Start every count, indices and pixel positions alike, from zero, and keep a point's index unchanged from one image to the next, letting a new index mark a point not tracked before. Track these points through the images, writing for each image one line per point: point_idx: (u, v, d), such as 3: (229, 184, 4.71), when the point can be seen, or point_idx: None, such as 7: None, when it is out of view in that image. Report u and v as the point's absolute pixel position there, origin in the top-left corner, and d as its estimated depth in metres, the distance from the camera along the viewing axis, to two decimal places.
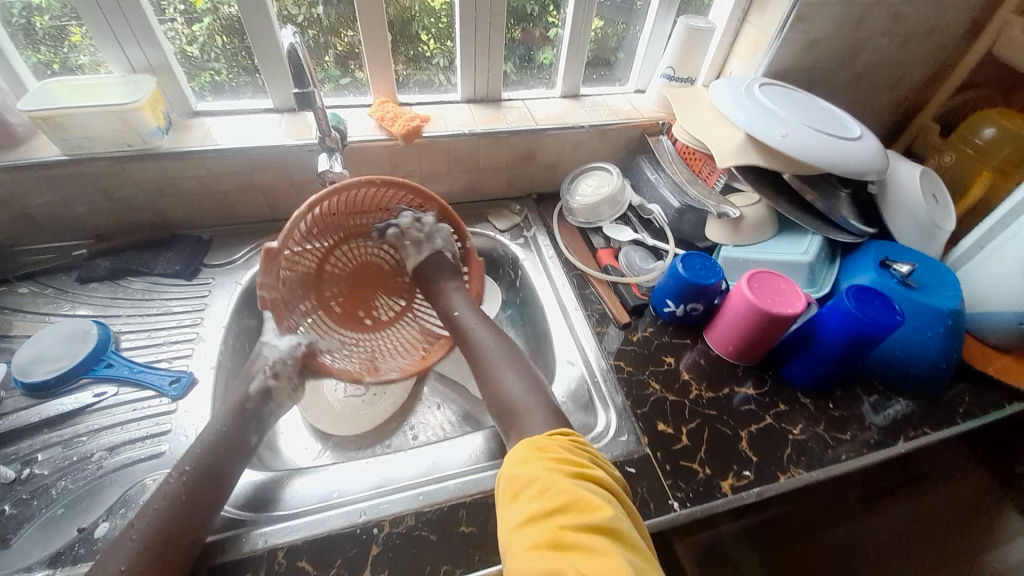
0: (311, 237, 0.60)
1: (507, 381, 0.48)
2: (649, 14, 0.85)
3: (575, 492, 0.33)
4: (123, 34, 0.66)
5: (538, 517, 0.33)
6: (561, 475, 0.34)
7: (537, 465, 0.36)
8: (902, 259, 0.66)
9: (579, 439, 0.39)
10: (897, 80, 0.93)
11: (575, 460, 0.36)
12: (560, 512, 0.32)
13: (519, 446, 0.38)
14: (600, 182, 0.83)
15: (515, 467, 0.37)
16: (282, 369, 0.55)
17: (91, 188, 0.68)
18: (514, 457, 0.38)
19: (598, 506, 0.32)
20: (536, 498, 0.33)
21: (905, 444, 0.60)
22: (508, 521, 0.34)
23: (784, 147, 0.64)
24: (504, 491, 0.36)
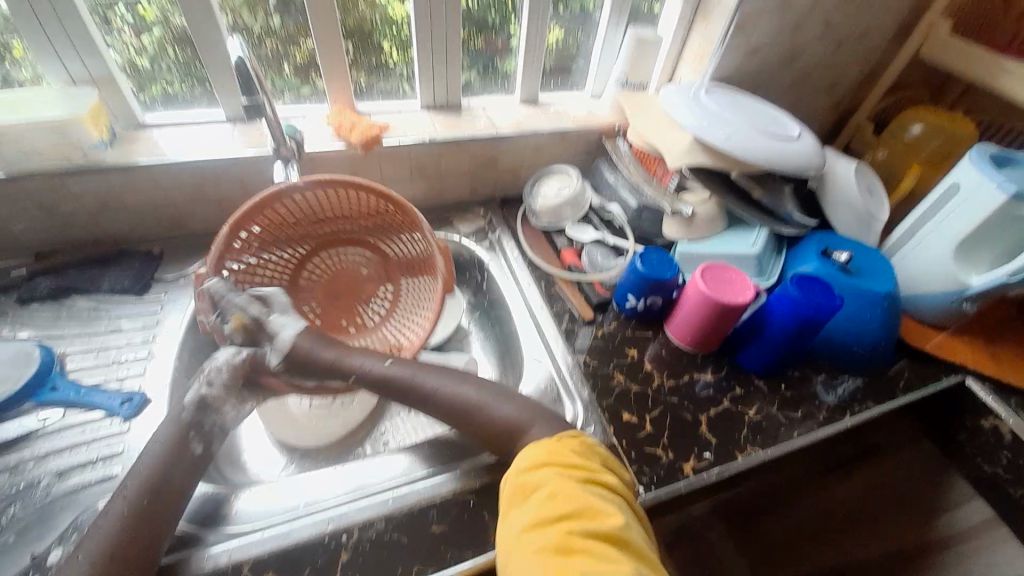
0: (273, 248, 0.65)
1: (494, 409, 0.51)
2: (601, 24, 0.88)
3: (585, 498, 0.36)
4: (61, 45, 0.63)
5: (549, 520, 0.35)
6: (571, 482, 0.37)
7: (544, 470, 0.39)
8: (841, 247, 0.70)
9: (588, 443, 0.42)
10: (832, 82, 0.99)
11: (582, 467, 0.39)
12: (570, 514, 0.35)
13: (532, 451, 0.41)
14: (561, 184, 0.86)
15: (527, 474, 0.40)
16: (217, 378, 0.52)
17: (30, 204, 0.65)
18: (524, 463, 0.41)
19: (605, 512, 0.35)
20: (546, 502, 0.36)
21: (852, 419, 0.64)
22: (518, 523, 0.37)
23: (728, 146, 0.68)
24: (515, 493, 0.39)
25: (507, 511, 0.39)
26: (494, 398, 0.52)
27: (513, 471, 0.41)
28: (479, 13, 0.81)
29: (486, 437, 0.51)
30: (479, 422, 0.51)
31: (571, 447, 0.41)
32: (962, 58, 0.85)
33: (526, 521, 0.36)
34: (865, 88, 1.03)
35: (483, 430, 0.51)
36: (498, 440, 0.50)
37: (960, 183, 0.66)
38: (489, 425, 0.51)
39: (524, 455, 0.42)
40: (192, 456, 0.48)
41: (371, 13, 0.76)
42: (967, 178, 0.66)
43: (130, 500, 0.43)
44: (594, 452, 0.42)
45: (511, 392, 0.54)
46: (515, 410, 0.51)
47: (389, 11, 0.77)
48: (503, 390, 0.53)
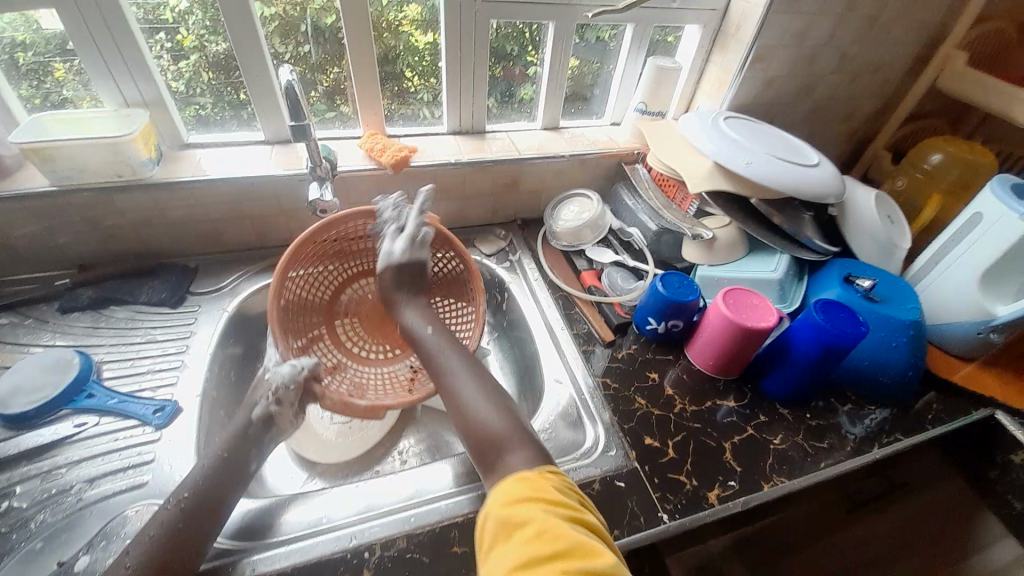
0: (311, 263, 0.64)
1: (481, 415, 0.46)
2: (621, 54, 0.92)
3: (573, 534, 0.33)
4: (117, 70, 0.68)
5: (534, 560, 0.33)
6: (557, 517, 0.35)
7: (531, 507, 0.36)
8: (864, 274, 0.70)
9: (569, 479, 0.40)
10: (849, 113, 1.01)
11: (568, 502, 0.37)
12: (558, 553, 0.32)
13: (514, 484, 0.38)
14: (581, 207, 0.87)
15: (507, 507, 0.37)
16: (284, 396, 0.52)
17: (78, 218, 0.68)
18: (504, 496, 0.38)
19: (595, 550, 0.33)
20: (534, 540, 0.33)
21: (881, 450, 0.63)
22: (501, 564, 0.34)
23: (749, 173, 0.69)
24: (496, 531, 0.36)
25: (485, 550, 0.36)
26: (484, 403, 0.47)
27: (492, 504, 0.38)
28: (502, 44, 0.85)
29: (469, 442, 0.46)
30: (463, 422, 0.47)
31: (553, 480, 0.39)
32: (981, 90, 0.86)
33: (510, 563, 0.33)
34: (882, 119, 1.05)
35: (467, 434, 0.46)
36: (478, 446, 0.45)
37: (982, 212, 0.67)
38: (473, 427, 0.46)
39: (503, 487, 0.39)
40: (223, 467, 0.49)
41: (398, 42, 0.80)
42: (989, 206, 0.66)
43: (165, 506, 0.44)
44: (574, 487, 0.40)
45: (496, 388, 0.49)
46: (504, 421, 0.45)
47: (413, 41, 0.80)
48: (500, 395, 0.49)
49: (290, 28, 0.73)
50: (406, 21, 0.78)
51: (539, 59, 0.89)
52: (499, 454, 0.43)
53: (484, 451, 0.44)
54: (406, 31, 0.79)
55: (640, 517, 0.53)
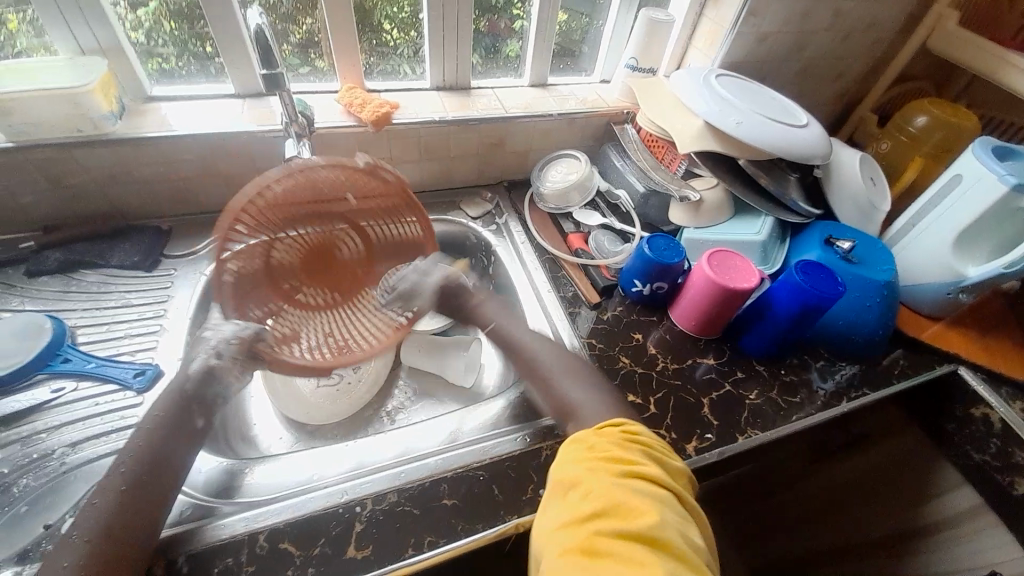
0: (261, 229, 0.58)
1: (564, 390, 0.54)
2: (612, 6, 0.88)
3: (614, 496, 0.36)
4: (72, 16, 0.62)
5: (575, 519, 0.36)
6: (603, 479, 0.37)
7: (582, 467, 0.39)
8: (844, 236, 0.71)
9: (631, 434, 0.42)
10: (840, 72, 1.00)
11: (619, 461, 0.39)
12: (598, 514, 0.35)
13: (570, 447, 0.42)
14: (569, 168, 0.86)
15: (563, 468, 0.40)
16: (249, 355, 0.54)
17: (38, 178, 0.65)
18: (564, 458, 0.41)
19: (636, 510, 0.35)
20: (581, 501, 0.37)
21: (849, 404, 0.66)
22: (551, 521, 0.38)
23: (738, 133, 0.68)
24: (553, 487, 0.40)
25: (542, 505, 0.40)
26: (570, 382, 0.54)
27: (557, 461, 0.42)
28: None
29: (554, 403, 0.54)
30: (551, 393, 0.55)
31: (611, 439, 0.42)
32: (973, 50, 0.85)
33: (558, 520, 0.37)
34: (871, 80, 1.04)
35: (552, 398, 0.54)
36: (559, 411, 0.53)
37: (963, 174, 0.68)
38: (556, 398, 0.54)
39: (566, 448, 0.43)
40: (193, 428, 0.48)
41: None
42: (970, 168, 0.67)
43: (143, 472, 0.44)
44: (636, 443, 0.41)
45: (582, 371, 0.56)
46: (584, 395, 0.52)
47: None
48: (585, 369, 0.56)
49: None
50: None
51: (527, 12, 0.85)
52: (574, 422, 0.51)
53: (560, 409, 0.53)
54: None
55: None
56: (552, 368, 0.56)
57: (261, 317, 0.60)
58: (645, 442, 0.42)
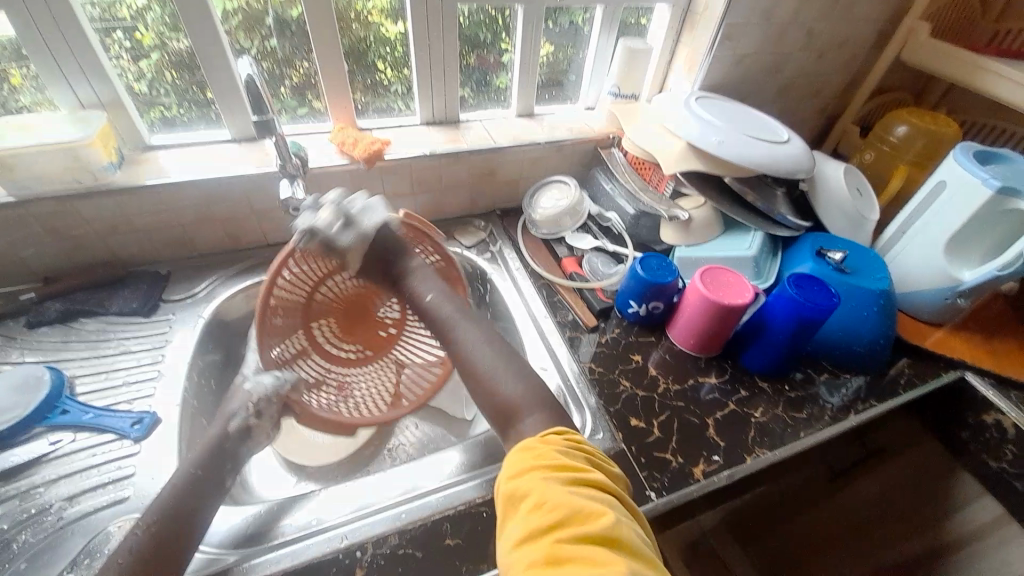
0: (308, 263, 0.59)
1: (499, 383, 0.46)
2: (593, 37, 0.91)
3: (571, 504, 0.33)
4: (73, 72, 0.65)
5: (532, 535, 0.33)
6: (555, 486, 0.34)
7: (531, 477, 0.36)
8: (835, 247, 0.72)
9: (572, 440, 0.40)
10: (818, 88, 1.02)
11: (570, 468, 0.36)
12: (557, 522, 0.32)
13: (514, 455, 0.38)
14: (560, 194, 0.88)
15: (510, 480, 0.37)
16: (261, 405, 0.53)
17: (38, 229, 0.66)
18: (510, 469, 0.38)
19: (595, 513, 0.33)
20: (533, 512, 0.33)
21: (856, 417, 0.65)
22: (507, 538, 0.34)
23: (722, 153, 0.70)
24: (505, 504, 0.36)
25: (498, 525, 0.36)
26: (502, 370, 0.47)
27: (501, 475, 0.38)
28: (474, 31, 0.83)
29: (488, 408, 0.47)
30: (484, 390, 0.47)
31: (555, 446, 0.38)
32: (945, 61, 0.88)
33: (513, 538, 0.34)
34: (850, 93, 1.07)
35: (486, 399, 0.47)
36: (497, 410, 0.46)
37: (947, 181, 0.69)
38: (491, 395, 0.46)
39: (508, 458, 0.39)
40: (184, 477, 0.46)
41: (367, 33, 0.78)
42: (953, 174, 0.68)
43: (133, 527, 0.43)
44: (580, 448, 0.39)
45: (517, 360, 0.49)
46: (522, 389, 0.46)
47: (383, 32, 0.78)
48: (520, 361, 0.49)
49: (252, 21, 0.71)
50: (375, 11, 0.76)
51: (513, 45, 0.88)
52: (517, 420, 0.44)
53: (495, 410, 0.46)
54: (375, 21, 0.77)
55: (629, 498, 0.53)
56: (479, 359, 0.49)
57: (277, 355, 0.59)
58: (586, 447, 0.40)
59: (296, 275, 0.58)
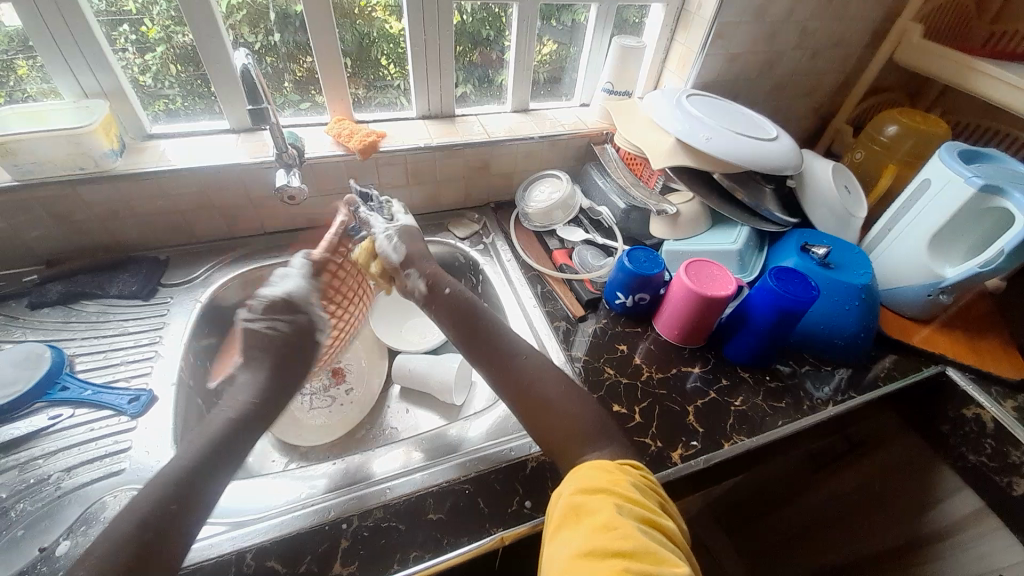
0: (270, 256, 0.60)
1: (564, 411, 0.49)
2: (588, 33, 0.92)
3: (643, 539, 0.35)
4: (77, 65, 0.67)
5: (594, 554, 0.35)
6: (630, 518, 0.37)
7: (605, 501, 0.38)
8: (819, 242, 0.73)
9: (649, 480, 0.42)
10: (812, 87, 1.04)
11: (645, 506, 0.39)
12: (627, 552, 0.34)
13: (588, 474, 0.41)
14: (553, 188, 0.89)
15: (581, 494, 0.40)
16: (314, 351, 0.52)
17: (40, 213, 0.68)
18: (581, 483, 0.41)
19: (666, 558, 0.35)
20: (603, 535, 0.36)
21: (835, 408, 0.66)
22: (567, 549, 0.37)
23: (710, 148, 0.71)
24: (568, 515, 0.39)
25: (553, 531, 0.39)
26: (564, 397, 0.50)
27: (569, 487, 0.41)
28: (475, 28, 0.85)
29: (544, 440, 0.48)
30: (546, 416, 0.49)
31: (631, 478, 0.41)
32: (936, 62, 0.89)
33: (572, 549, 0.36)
34: (843, 93, 1.08)
35: (545, 431, 0.48)
36: (558, 440, 0.48)
37: (930, 178, 0.70)
38: (555, 423, 0.48)
39: (581, 472, 0.42)
40: None
41: (371, 28, 0.79)
42: (937, 172, 0.69)
43: None
44: (654, 491, 0.42)
45: (578, 390, 0.51)
46: (581, 413, 0.49)
47: (388, 27, 0.80)
48: (575, 390, 0.51)
49: (256, 15, 0.72)
50: (379, 7, 0.77)
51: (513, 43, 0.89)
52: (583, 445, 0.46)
53: (560, 436, 0.47)
54: (380, 17, 0.78)
55: None
56: (535, 383, 0.51)
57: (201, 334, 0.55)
58: (659, 492, 0.42)
59: None
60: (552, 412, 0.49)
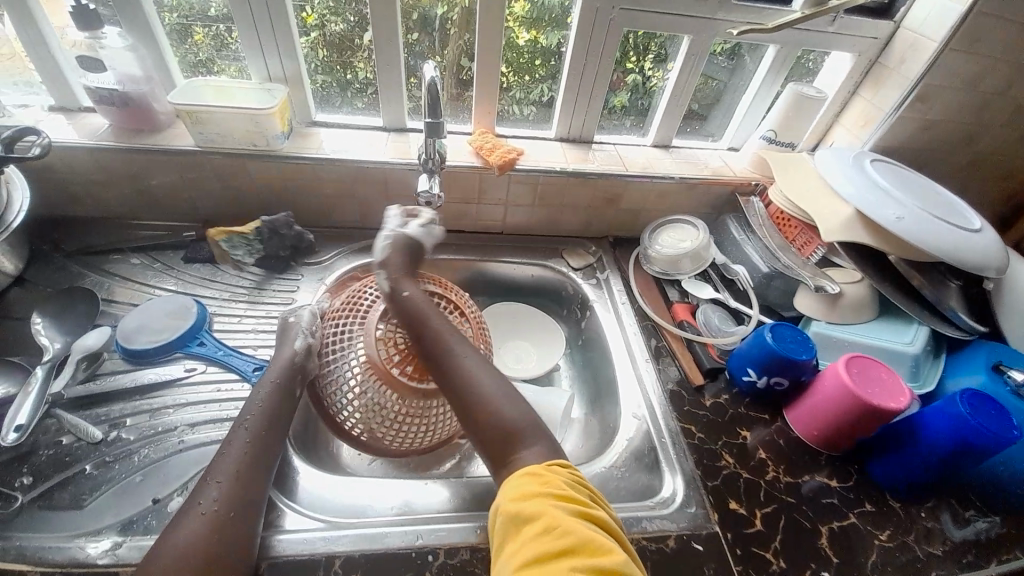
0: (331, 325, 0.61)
1: (501, 408, 0.49)
2: (757, 74, 0.84)
3: (584, 533, 0.36)
4: (268, 46, 0.72)
5: (541, 560, 0.36)
6: (565, 514, 0.38)
7: (539, 501, 0.39)
8: (1017, 365, 0.60)
9: (576, 472, 0.43)
10: (1016, 171, 0.87)
11: (574, 499, 0.39)
12: (569, 550, 0.35)
13: (517, 480, 0.42)
14: (682, 236, 0.82)
15: (515, 502, 0.40)
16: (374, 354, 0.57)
17: (209, 177, 0.74)
18: (512, 492, 0.41)
19: (606, 549, 0.36)
20: (545, 537, 0.36)
21: (1000, 568, 0.53)
22: (514, 559, 0.37)
23: (898, 229, 0.61)
24: (509, 525, 0.39)
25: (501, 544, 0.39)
26: (500, 393, 0.50)
27: (507, 492, 0.41)
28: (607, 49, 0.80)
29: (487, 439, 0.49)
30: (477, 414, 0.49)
31: (559, 476, 0.42)
32: None
33: (519, 560, 0.36)
34: None
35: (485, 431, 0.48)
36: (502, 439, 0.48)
37: None
38: (479, 417, 0.49)
39: (513, 479, 0.42)
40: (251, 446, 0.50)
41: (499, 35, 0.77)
42: None
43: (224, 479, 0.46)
44: (582, 484, 0.42)
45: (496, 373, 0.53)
46: (521, 414, 0.49)
47: (514, 37, 0.77)
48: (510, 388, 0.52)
49: (403, 13, 0.73)
50: (511, 17, 0.75)
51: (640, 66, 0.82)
52: (518, 445, 0.47)
53: (495, 440, 0.48)
54: (510, 28, 0.76)
55: None
56: (466, 372, 0.52)
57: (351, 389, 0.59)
58: (587, 483, 0.43)
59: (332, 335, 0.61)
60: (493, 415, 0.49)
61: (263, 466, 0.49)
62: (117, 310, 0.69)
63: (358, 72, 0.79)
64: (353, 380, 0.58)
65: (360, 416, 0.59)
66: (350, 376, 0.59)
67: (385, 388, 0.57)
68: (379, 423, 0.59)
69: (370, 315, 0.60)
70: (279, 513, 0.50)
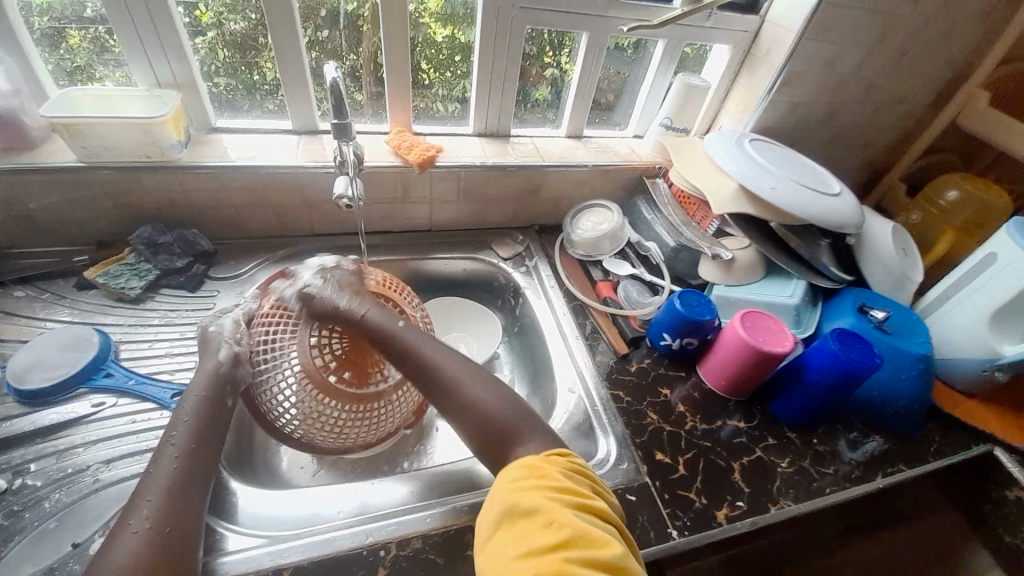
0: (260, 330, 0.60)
1: (491, 406, 0.50)
2: (651, 66, 0.91)
3: (580, 525, 0.36)
4: (151, 47, 0.67)
5: (537, 551, 0.36)
6: (563, 506, 0.38)
7: (541, 495, 0.39)
8: (877, 305, 0.71)
9: (578, 465, 0.44)
10: (869, 141, 1.02)
11: (571, 489, 0.40)
12: (565, 540, 0.35)
13: (519, 471, 0.42)
14: (600, 219, 0.88)
15: (514, 494, 0.40)
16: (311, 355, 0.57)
17: (99, 194, 0.68)
18: (513, 484, 0.41)
19: (603, 540, 0.36)
20: (541, 531, 0.36)
21: (880, 478, 0.64)
22: (508, 552, 0.37)
23: (773, 198, 0.70)
24: (506, 516, 0.39)
25: (494, 536, 0.39)
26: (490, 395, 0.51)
27: (500, 491, 0.41)
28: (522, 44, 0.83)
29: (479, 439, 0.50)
30: (471, 412, 0.51)
31: (560, 468, 0.42)
32: (1002, 132, 0.87)
33: (513, 550, 0.36)
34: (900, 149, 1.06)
35: (471, 423, 0.50)
36: (488, 439, 0.49)
37: (997, 253, 0.68)
38: (483, 424, 0.50)
39: (507, 474, 0.43)
40: (181, 463, 0.47)
41: (418, 34, 0.77)
42: (1004, 247, 0.67)
43: (150, 503, 0.43)
44: (581, 475, 0.43)
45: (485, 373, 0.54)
46: (504, 404, 0.51)
47: (432, 32, 0.78)
48: (499, 386, 0.53)
49: (306, 11, 0.71)
50: (426, 13, 0.75)
51: (561, 62, 0.87)
52: (510, 442, 0.48)
53: (494, 440, 0.49)
54: (425, 23, 0.76)
55: (648, 531, 0.54)
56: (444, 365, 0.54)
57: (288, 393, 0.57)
58: (585, 473, 0.43)
59: (263, 338, 0.59)
60: (488, 416, 0.50)
61: (197, 481, 0.47)
62: (3, 349, 0.62)
63: (265, 72, 0.75)
64: (284, 379, 0.57)
65: (299, 418, 0.58)
66: (280, 376, 0.58)
67: (324, 387, 0.57)
68: (320, 424, 0.58)
69: (300, 312, 0.59)
70: (218, 536, 0.49)
